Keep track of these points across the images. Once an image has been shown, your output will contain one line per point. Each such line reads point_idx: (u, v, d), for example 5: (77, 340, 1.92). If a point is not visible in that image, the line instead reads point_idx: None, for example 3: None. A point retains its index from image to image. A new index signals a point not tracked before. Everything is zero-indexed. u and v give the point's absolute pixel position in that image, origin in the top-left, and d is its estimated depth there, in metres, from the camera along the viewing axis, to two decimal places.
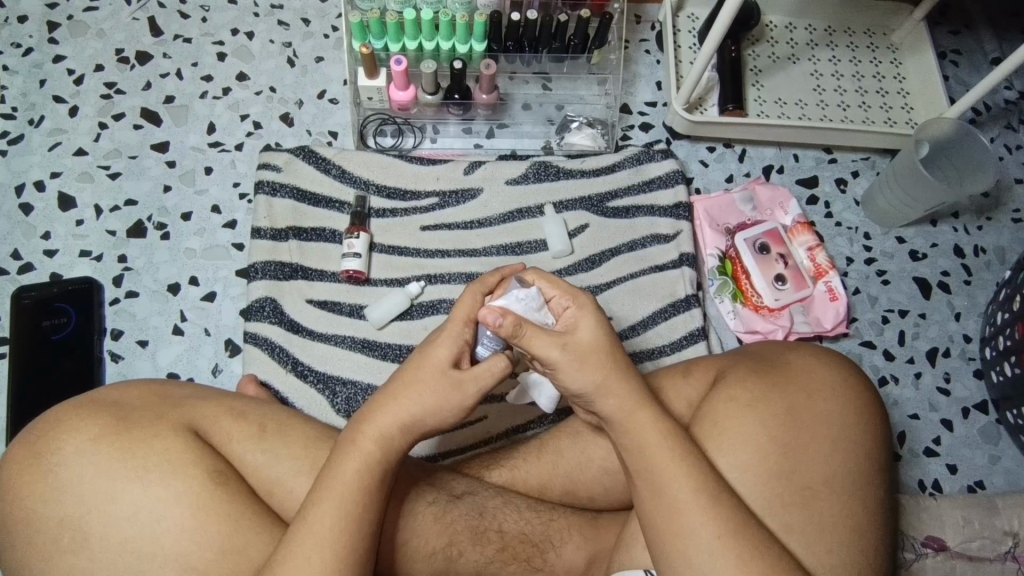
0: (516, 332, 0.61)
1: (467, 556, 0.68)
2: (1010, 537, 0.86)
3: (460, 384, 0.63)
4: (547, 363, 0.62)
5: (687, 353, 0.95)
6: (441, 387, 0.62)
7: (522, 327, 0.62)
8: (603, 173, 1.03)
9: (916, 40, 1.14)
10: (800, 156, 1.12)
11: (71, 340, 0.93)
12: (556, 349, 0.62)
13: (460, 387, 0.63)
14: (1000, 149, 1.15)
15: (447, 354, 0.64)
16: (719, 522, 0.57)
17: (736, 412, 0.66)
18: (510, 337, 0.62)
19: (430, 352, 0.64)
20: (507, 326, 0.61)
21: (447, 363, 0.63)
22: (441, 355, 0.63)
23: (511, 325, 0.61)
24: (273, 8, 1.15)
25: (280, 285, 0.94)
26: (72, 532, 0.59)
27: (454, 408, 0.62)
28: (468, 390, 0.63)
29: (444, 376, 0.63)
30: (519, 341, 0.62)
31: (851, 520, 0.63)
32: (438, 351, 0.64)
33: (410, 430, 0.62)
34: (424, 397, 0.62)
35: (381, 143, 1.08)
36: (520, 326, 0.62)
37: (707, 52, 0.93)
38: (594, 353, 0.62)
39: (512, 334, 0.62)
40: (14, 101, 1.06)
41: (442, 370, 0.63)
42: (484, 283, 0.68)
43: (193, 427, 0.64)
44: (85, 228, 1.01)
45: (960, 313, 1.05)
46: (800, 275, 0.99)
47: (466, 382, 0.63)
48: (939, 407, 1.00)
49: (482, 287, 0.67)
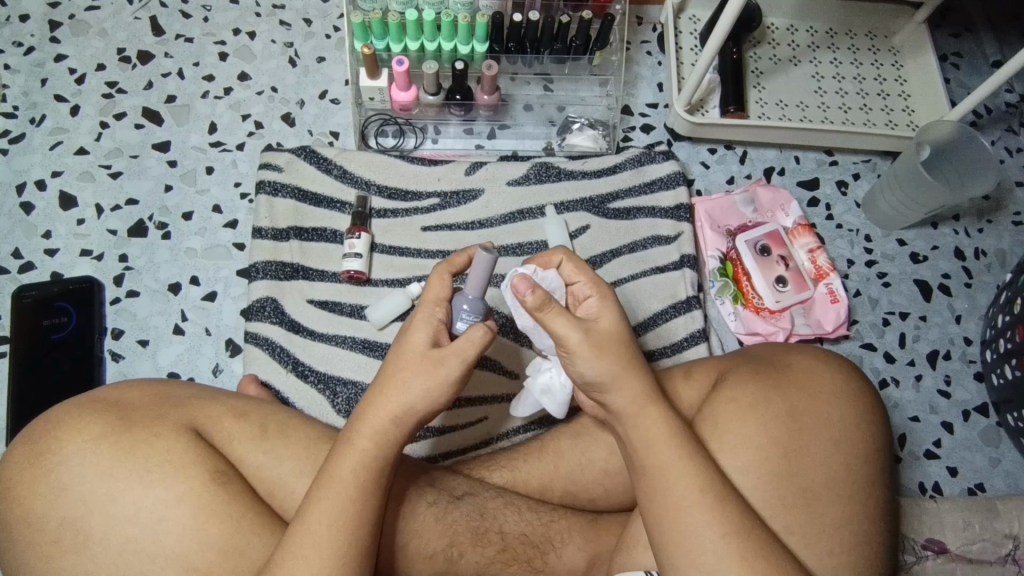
0: (545, 306, 0.61)
1: (468, 558, 0.68)
2: (1010, 540, 0.86)
3: (442, 360, 0.61)
4: (565, 344, 0.61)
5: (687, 354, 0.95)
6: (423, 369, 0.61)
7: (549, 304, 0.61)
8: (604, 174, 1.03)
9: (917, 42, 1.14)
10: (801, 159, 1.12)
11: (72, 340, 0.92)
12: (577, 331, 0.61)
13: (443, 362, 0.61)
14: (1000, 151, 1.15)
15: (424, 337, 0.63)
16: (724, 522, 0.57)
17: (736, 414, 0.66)
18: (536, 312, 0.61)
19: (407, 338, 0.63)
20: (537, 299, 0.60)
21: (427, 347, 0.63)
22: (419, 340, 0.63)
23: (540, 298, 0.60)
24: (275, 9, 1.15)
25: (280, 285, 0.94)
26: (73, 532, 0.58)
27: (442, 387, 0.61)
28: (451, 362, 0.61)
29: (426, 358, 0.62)
30: (543, 318, 0.61)
31: (850, 522, 0.63)
32: (414, 338, 0.63)
33: (406, 420, 0.61)
34: (410, 386, 0.61)
35: (382, 144, 1.08)
36: (548, 302, 0.61)
37: (709, 54, 0.93)
38: (613, 341, 0.62)
39: (538, 308, 0.61)
40: (15, 100, 1.06)
41: (422, 352, 0.62)
42: (452, 263, 0.67)
43: (194, 427, 0.64)
44: (86, 227, 1.00)
45: (961, 315, 1.05)
46: (801, 277, 0.98)
47: (447, 358, 0.61)
48: (940, 409, 1.00)
49: (449, 265, 0.67)
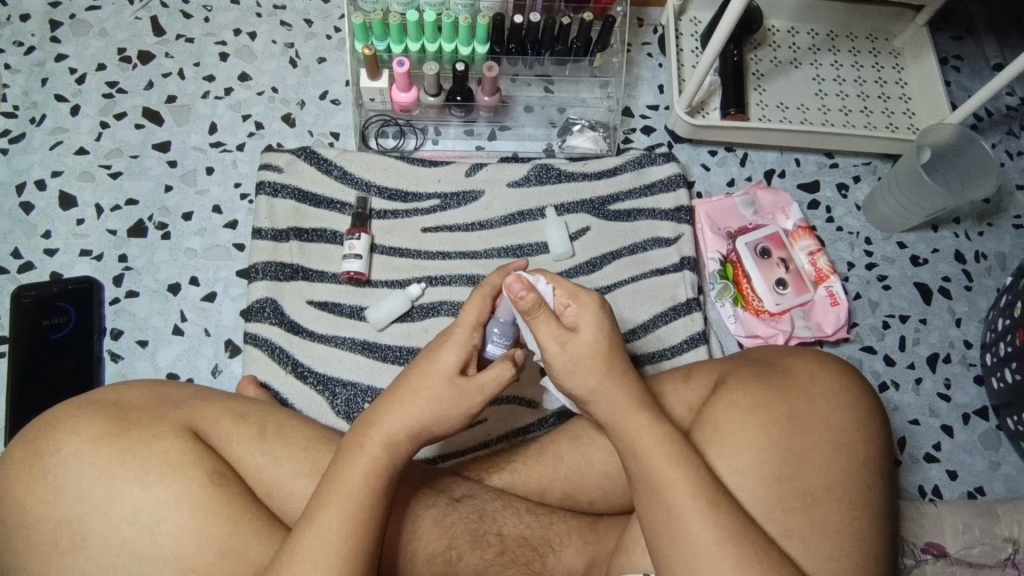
0: (533, 311, 0.63)
1: (467, 560, 0.67)
2: (1009, 544, 0.86)
3: (467, 392, 0.63)
4: (544, 356, 0.64)
5: (687, 357, 0.95)
6: (450, 395, 0.62)
7: (539, 308, 0.63)
8: (605, 175, 1.03)
9: (917, 45, 1.14)
10: (802, 161, 1.12)
11: (71, 340, 0.92)
12: (554, 344, 0.63)
13: (467, 394, 0.63)
14: (1001, 154, 1.15)
15: (454, 361, 0.63)
16: (719, 527, 0.57)
17: (737, 418, 0.66)
18: (524, 314, 0.63)
19: (439, 358, 0.63)
20: (527, 301, 0.62)
21: (456, 371, 0.63)
22: (449, 361, 0.63)
23: (530, 302, 0.62)
24: (276, 9, 1.15)
25: (280, 285, 0.94)
26: (71, 534, 0.58)
27: (459, 416, 0.63)
28: (475, 397, 0.63)
29: (450, 383, 0.63)
30: (530, 322, 0.64)
31: (850, 527, 0.62)
32: (445, 358, 0.63)
33: (417, 435, 0.62)
34: (428, 404, 0.62)
35: (382, 145, 1.08)
36: (539, 306, 0.63)
37: (709, 57, 0.93)
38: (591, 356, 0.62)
39: (527, 312, 0.63)
40: (15, 99, 1.06)
41: (449, 377, 0.63)
42: (493, 283, 0.66)
43: (193, 428, 0.64)
44: (86, 227, 1.00)
45: (961, 318, 1.05)
46: (801, 280, 0.99)
47: (471, 391, 0.63)
48: (939, 413, 1.00)
49: (491, 288, 0.66)
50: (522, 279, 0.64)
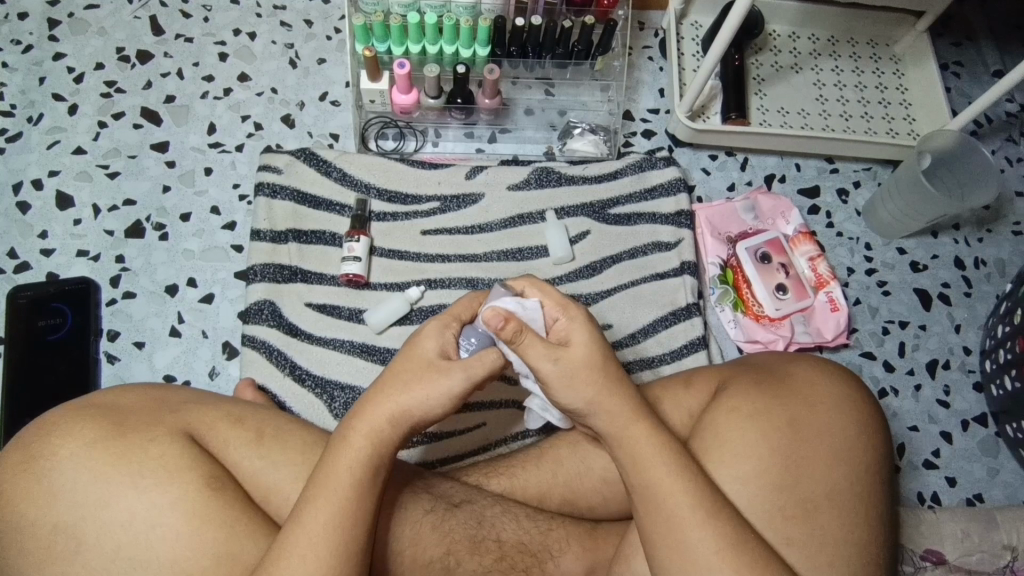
0: (516, 337, 0.61)
1: (465, 566, 0.66)
2: (1008, 551, 0.86)
3: (448, 372, 0.62)
4: (539, 375, 0.62)
5: (687, 361, 0.95)
6: (428, 379, 0.61)
7: (523, 332, 0.61)
8: (605, 179, 1.03)
9: (918, 51, 1.14)
10: (802, 166, 1.12)
11: (67, 341, 0.92)
12: (548, 362, 0.61)
13: (448, 373, 0.61)
14: (1001, 161, 1.15)
15: (433, 347, 0.64)
16: (719, 536, 0.57)
17: (736, 424, 0.66)
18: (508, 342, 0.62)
19: (419, 344, 0.64)
20: (508, 331, 0.61)
21: (437, 355, 0.63)
22: (429, 348, 0.63)
23: (512, 329, 0.61)
24: (276, 9, 1.14)
25: (278, 287, 0.93)
26: (66, 538, 0.58)
27: (441, 397, 0.61)
28: (455, 375, 0.61)
29: (433, 366, 0.62)
30: (518, 348, 0.62)
31: (852, 534, 0.62)
32: (425, 345, 0.64)
33: (403, 423, 0.61)
34: (412, 390, 0.61)
35: (382, 146, 1.07)
36: (521, 331, 0.61)
37: (711, 61, 0.93)
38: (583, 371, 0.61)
39: (510, 339, 0.61)
40: (13, 98, 1.05)
41: (429, 360, 0.63)
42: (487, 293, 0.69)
43: (190, 432, 0.64)
44: (83, 228, 1.00)
45: (961, 324, 1.05)
46: (801, 284, 0.99)
47: (452, 369, 0.61)
48: (938, 419, 1.00)
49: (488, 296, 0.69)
50: (496, 309, 0.62)
